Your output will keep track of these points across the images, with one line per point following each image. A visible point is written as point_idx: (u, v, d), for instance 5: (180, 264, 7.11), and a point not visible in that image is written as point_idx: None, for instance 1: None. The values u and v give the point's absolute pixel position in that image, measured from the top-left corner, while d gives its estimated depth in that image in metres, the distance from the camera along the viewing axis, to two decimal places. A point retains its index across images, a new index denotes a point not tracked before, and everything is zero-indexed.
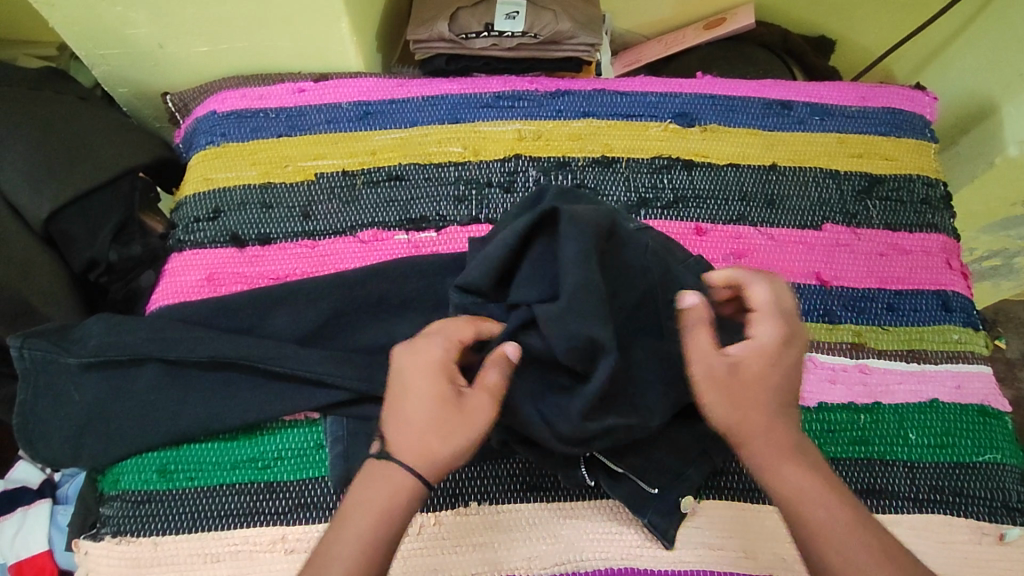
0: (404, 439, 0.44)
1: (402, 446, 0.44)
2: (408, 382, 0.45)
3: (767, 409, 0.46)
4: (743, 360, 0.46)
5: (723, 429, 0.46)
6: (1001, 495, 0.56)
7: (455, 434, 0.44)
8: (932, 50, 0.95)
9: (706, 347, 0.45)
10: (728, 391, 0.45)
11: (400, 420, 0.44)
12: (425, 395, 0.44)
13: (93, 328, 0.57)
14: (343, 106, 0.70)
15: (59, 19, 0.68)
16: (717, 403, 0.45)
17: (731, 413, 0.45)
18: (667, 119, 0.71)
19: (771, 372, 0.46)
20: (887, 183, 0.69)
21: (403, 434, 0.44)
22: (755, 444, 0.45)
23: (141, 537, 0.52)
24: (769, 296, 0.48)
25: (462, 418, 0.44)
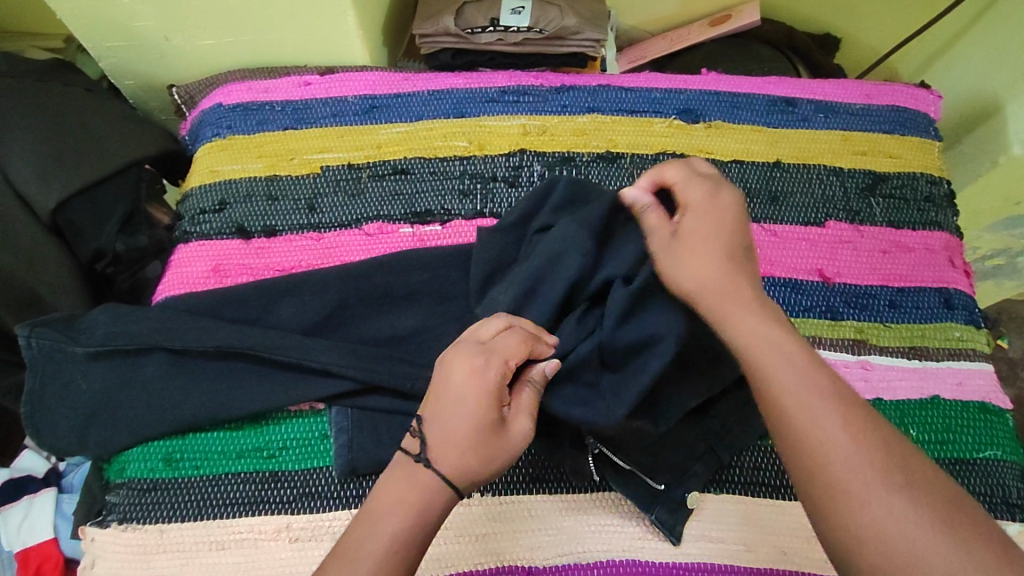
0: (451, 453, 0.43)
1: (447, 460, 0.43)
2: (459, 394, 0.44)
3: (726, 267, 0.48)
4: (684, 224, 0.50)
5: (694, 292, 0.47)
6: (1001, 491, 0.57)
7: (499, 455, 0.44)
8: (937, 49, 0.95)
9: (669, 251, 0.49)
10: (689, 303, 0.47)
11: (447, 431, 0.44)
12: (477, 413, 0.44)
13: (100, 318, 0.57)
14: (349, 100, 0.71)
15: (66, 10, 0.68)
16: (676, 269, 0.48)
17: (701, 272, 0.47)
18: (671, 115, 0.71)
19: (710, 229, 0.49)
20: (890, 180, 0.70)
21: (450, 449, 0.43)
22: (728, 309, 0.46)
23: (146, 525, 0.53)
24: (706, 197, 0.51)
25: (509, 440, 0.44)
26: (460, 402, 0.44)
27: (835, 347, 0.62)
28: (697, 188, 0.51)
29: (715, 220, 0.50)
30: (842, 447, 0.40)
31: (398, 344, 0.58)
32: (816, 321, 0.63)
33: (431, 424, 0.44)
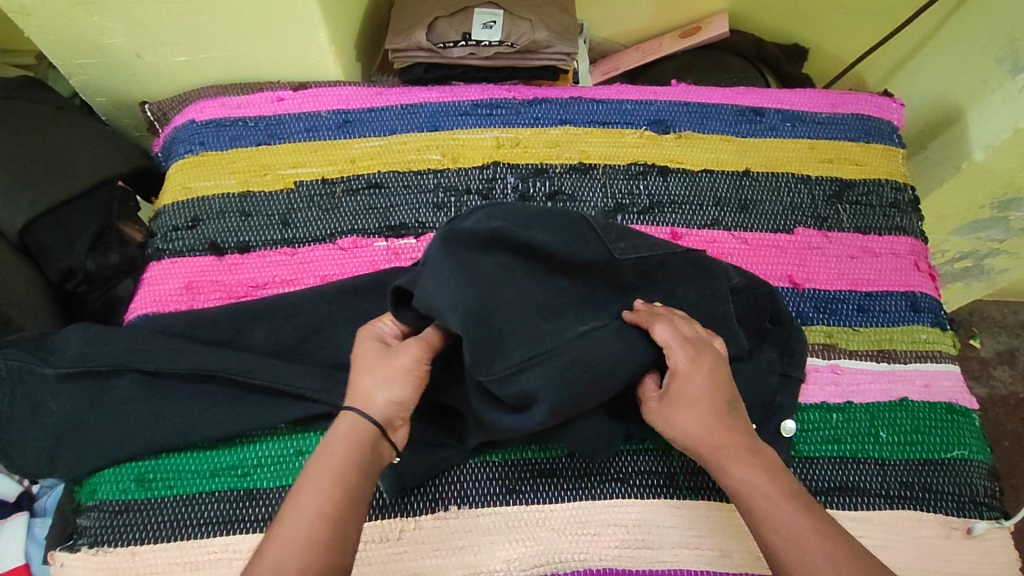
0: (359, 402, 0.47)
1: (357, 406, 0.47)
2: (364, 353, 0.50)
3: (716, 422, 0.48)
4: (673, 387, 0.50)
5: (687, 445, 0.49)
6: (969, 490, 0.58)
7: (391, 389, 0.47)
8: (901, 58, 0.98)
9: (671, 409, 0.50)
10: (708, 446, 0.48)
11: (360, 380, 0.48)
12: (371, 355, 0.49)
13: (71, 339, 0.57)
14: (322, 114, 0.71)
15: (34, 29, 0.68)
16: (669, 429, 0.50)
17: (692, 432, 0.49)
18: (643, 126, 0.72)
19: (695, 388, 0.49)
20: (856, 187, 0.71)
21: (359, 398, 0.47)
22: (716, 450, 0.48)
23: (118, 547, 0.52)
24: (693, 357, 0.49)
25: (413, 370, 0.48)
26: (370, 353, 0.49)
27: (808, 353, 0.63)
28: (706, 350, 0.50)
29: (696, 379, 0.49)
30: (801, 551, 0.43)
31: None
32: None
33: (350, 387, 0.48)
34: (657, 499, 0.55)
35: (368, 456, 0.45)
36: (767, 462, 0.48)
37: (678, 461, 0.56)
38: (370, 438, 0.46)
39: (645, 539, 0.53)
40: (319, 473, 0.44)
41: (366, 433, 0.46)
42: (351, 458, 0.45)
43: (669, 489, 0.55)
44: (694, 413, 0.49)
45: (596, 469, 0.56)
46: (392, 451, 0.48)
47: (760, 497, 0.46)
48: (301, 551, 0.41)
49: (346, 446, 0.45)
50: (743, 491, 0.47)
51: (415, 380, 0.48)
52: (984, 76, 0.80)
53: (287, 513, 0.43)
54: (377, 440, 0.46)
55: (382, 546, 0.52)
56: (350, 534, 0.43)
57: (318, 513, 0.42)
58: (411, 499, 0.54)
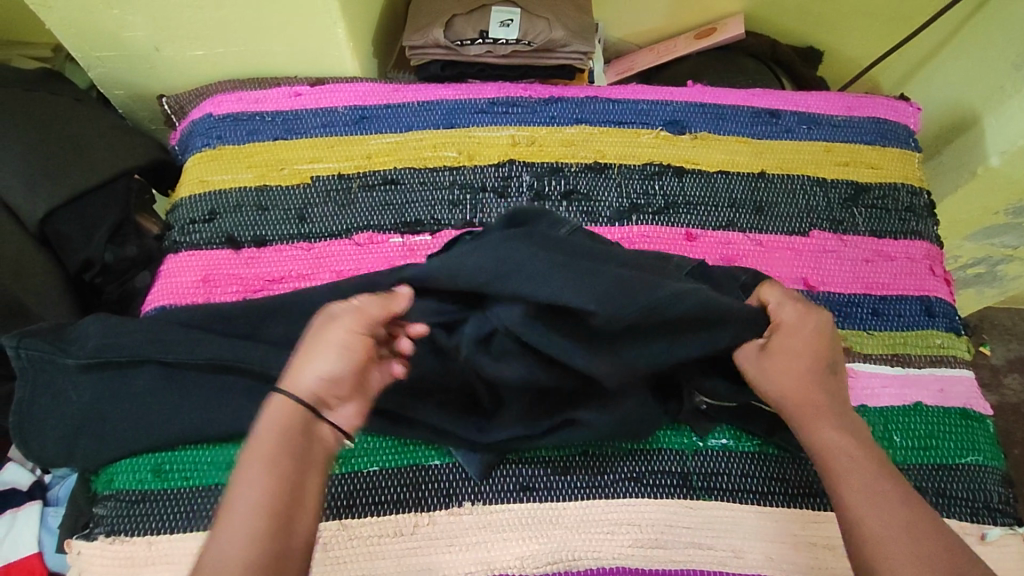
0: (294, 377, 0.44)
1: (292, 385, 0.44)
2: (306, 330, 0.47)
3: (810, 377, 0.49)
4: (771, 341, 0.50)
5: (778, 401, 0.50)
6: (983, 496, 0.58)
7: (325, 359, 0.44)
8: (917, 62, 0.97)
9: (779, 364, 0.50)
10: (799, 398, 0.49)
11: (295, 356, 0.45)
12: (313, 329, 0.46)
13: (90, 329, 0.57)
14: (339, 110, 0.71)
15: (55, 21, 0.68)
16: (762, 379, 0.50)
17: (787, 387, 0.49)
18: (658, 127, 0.72)
19: (796, 343, 0.50)
20: (872, 191, 0.71)
21: (296, 374, 0.44)
22: (806, 407, 0.49)
23: (134, 537, 0.53)
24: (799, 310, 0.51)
25: (348, 338, 0.45)
26: (310, 329, 0.47)
27: None
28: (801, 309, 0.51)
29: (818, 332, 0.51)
30: (875, 505, 0.44)
31: None
32: None
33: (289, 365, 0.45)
34: (670, 499, 0.55)
35: (301, 439, 0.43)
36: (854, 427, 0.49)
37: (691, 461, 0.56)
38: (306, 422, 0.43)
39: (658, 539, 0.53)
40: (250, 463, 0.41)
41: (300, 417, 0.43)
42: (280, 442, 0.42)
43: (683, 489, 0.55)
44: (796, 367, 0.50)
45: (610, 468, 0.56)
46: (336, 432, 0.44)
47: (847, 459, 0.46)
48: (237, 547, 0.38)
49: (277, 433, 0.42)
50: (830, 448, 0.47)
51: (351, 352, 0.45)
52: (1001, 81, 0.80)
53: (224, 512, 0.40)
54: (313, 421, 0.43)
55: (397, 540, 0.52)
56: (296, 519, 0.41)
57: (256, 504, 0.40)
58: (426, 494, 0.54)
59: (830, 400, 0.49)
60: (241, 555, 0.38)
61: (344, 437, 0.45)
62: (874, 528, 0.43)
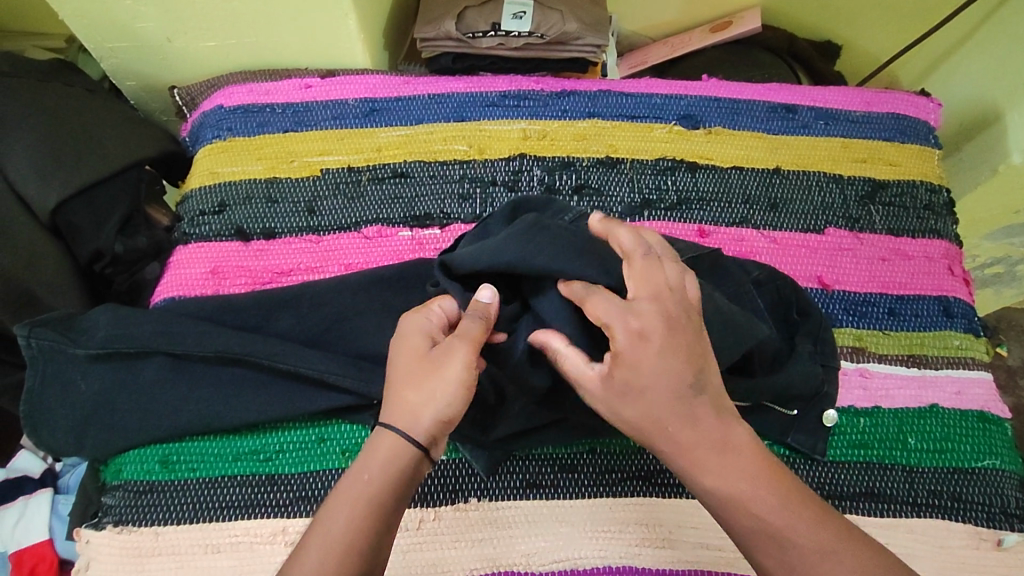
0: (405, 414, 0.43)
1: (399, 417, 0.43)
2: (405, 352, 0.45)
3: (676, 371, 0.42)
4: (617, 370, 0.42)
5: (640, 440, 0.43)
6: (999, 501, 0.57)
7: (444, 398, 0.43)
8: (938, 57, 0.95)
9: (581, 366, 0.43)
10: (624, 407, 0.42)
11: (401, 386, 0.44)
12: (418, 358, 0.44)
13: (100, 320, 0.57)
14: (349, 103, 0.71)
15: (67, 11, 0.68)
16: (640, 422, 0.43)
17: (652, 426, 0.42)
18: (672, 121, 0.71)
19: (652, 373, 0.41)
20: (890, 188, 0.70)
21: (404, 408, 0.43)
22: (687, 452, 0.42)
23: (142, 527, 0.53)
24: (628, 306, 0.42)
25: (466, 378, 0.43)
26: (414, 355, 0.45)
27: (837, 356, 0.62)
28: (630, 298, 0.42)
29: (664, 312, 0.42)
30: (801, 555, 0.41)
31: None
32: None
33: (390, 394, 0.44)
34: (678, 499, 0.54)
35: (406, 479, 0.43)
36: (742, 455, 0.43)
37: None
38: (413, 459, 0.43)
39: (665, 539, 0.53)
40: (350, 498, 0.41)
41: (409, 456, 0.43)
42: (386, 482, 0.42)
43: (691, 489, 0.55)
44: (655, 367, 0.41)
45: (617, 466, 0.55)
46: (431, 466, 0.45)
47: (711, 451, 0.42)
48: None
49: (386, 467, 0.42)
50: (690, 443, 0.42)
51: (466, 391, 0.43)
52: None
53: (313, 535, 0.41)
54: (422, 460, 0.43)
55: (402, 535, 0.52)
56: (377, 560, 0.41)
57: (347, 540, 0.40)
58: (432, 490, 0.54)
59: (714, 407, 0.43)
60: None
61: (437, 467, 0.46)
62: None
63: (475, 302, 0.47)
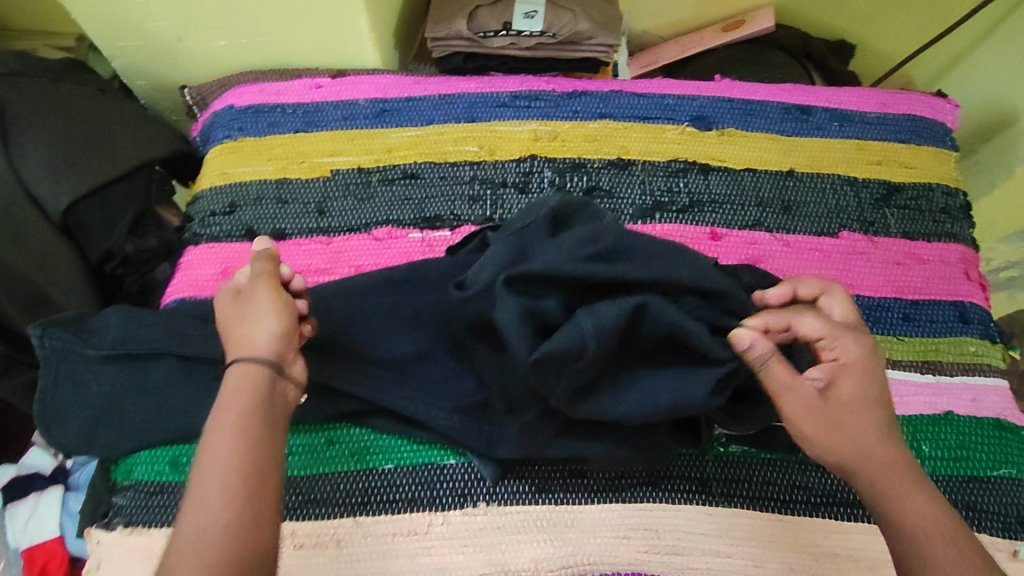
0: (232, 347, 0.45)
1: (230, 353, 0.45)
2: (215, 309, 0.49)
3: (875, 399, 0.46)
4: (836, 387, 0.46)
5: (851, 459, 0.45)
6: (1015, 510, 0.56)
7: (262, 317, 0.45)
8: (954, 57, 0.94)
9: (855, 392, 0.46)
10: (836, 420, 0.45)
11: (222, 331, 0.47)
12: (223, 304, 0.48)
13: (111, 320, 0.57)
14: (360, 103, 0.70)
15: (79, 10, 0.68)
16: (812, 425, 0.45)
17: (846, 439, 0.45)
18: (684, 122, 0.71)
19: (863, 391, 0.46)
20: (905, 191, 0.69)
21: (230, 344, 0.45)
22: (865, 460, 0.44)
23: (152, 527, 0.53)
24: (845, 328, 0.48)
25: (279, 300, 0.46)
26: (220, 304, 0.48)
27: None
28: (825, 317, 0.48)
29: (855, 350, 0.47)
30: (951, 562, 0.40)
31: (404, 368, 0.55)
32: None
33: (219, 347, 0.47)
34: (689, 505, 0.54)
35: (270, 402, 0.43)
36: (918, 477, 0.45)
37: (712, 467, 0.55)
38: (261, 382, 0.43)
39: (675, 545, 0.52)
40: (219, 434, 0.41)
41: (249, 378, 0.43)
42: (242, 409, 0.42)
43: (702, 496, 0.54)
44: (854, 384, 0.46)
45: (627, 472, 0.55)
46: (292, 388, 0.45)
47: (893, 468, 0.44)
48: (207, 518, 0.38)
49: (232, 402, 0.42)
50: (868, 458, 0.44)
51: (282, 307, 0.46)
52: None
53: (196, 477, 0.40)
54: (277, 378, 0.44)
55: (411, 539, 0.52)
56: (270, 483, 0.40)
57: (227, 471, 0.39)
58: (440, 494, 0.53)
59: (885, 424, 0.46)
60: (220, 523, 0.38)
61: (301, 389, 0.46)
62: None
63: (251, 251, 0.50)
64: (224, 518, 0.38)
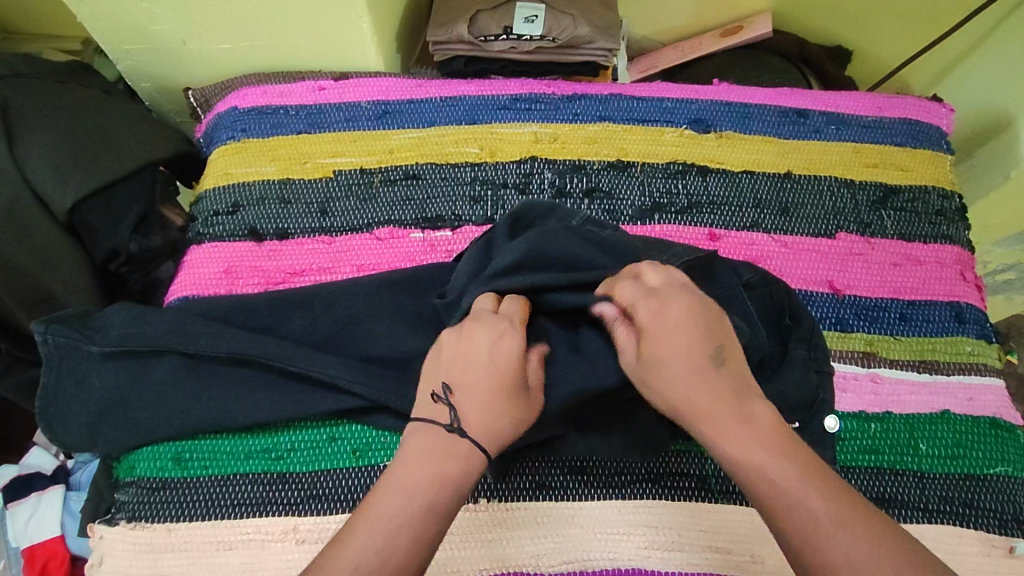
0: (483, 424, 0.43)
1: (477, 430, 0.43)
2: (477, 354, 0.45)
3: (694, 355, 0.43)
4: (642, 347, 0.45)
5: (674, 411, 0.43)
6: (1012, 508, 0.56)
7: (522, 418, 0.45)
8: (949, 63, 0.95)
9: (666, 346, 0.44)
10: (653, 378, 0.44)
11: (477, 399, 0.43)
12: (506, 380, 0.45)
13: (115, 318, 0.58)
14: (362, 105, 0.71)
15: (86, 13, 0.69)
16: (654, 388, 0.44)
17: (683, 397, 0.43)
18: (683, 125, 0.71)
19: (670, 345, 0.44)
20: (902, 194, 0.69)
21: (482, 418, 0.43)
22: (704, 415, 0.42)
23: (154, 523, 0.53)
24: (671, 283, 0.46)
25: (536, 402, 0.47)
26: (490, 355, 0.45)
27: (847, 361, 0.61)
28: (663, 277, 0.47)
29: (670, 309, 0.44)
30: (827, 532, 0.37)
31: (405, 366, 0.56)
32: (834, 334, 0.63)
33: (460, 394, 0.44)
34: (688, 502, 0.54)
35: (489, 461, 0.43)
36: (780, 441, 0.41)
37: (710, 464, 0.55)
38: (470, 484, 0.42)
39: (674, 542, 0.53)
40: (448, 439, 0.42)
41: (471, 477, 0.41)
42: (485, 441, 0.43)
43: (700, 493, 0.55)
44: (663, 343, 0.44)
45: (627, 469, 0.55)
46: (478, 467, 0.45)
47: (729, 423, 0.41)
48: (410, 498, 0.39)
49: (444, 479, 0.40)
50: (706, 414, 0.42)
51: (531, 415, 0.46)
52: None
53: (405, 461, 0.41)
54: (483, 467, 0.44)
55: None
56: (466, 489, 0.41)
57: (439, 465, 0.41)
58: None
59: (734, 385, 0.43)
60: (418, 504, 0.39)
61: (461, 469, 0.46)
62: (826, 550, 0.36)
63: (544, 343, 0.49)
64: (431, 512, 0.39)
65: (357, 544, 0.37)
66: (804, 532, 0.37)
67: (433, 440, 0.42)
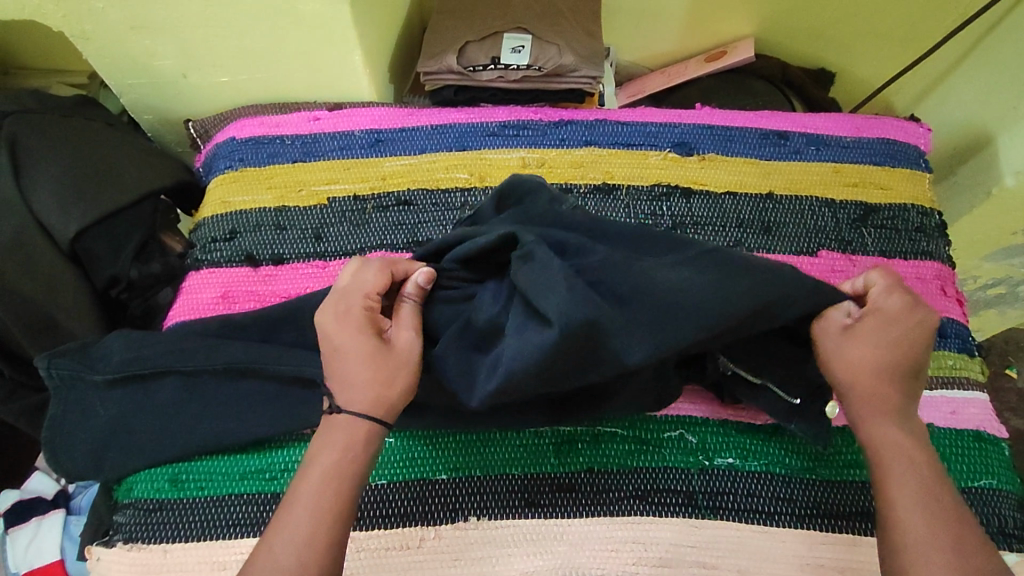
0: (357, 393, 0.48)
1: (357, 402, 0.48)
2: (337, 343, 0.50)
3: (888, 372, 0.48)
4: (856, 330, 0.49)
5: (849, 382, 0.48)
6: (998, 520, 0.57)
7: (399, 375, 0.49)
8: (930, 83, 0.98)
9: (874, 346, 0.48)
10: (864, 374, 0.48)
11: (345, 379, 0.49)
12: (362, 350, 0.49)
13: (115, 344, 0.59)
14: (356, 134, 0.74)
15: (91, 51, 0.72)
16: (834, 357, 0.49)
17: (856, 380, 0.48)
18: (666, 148, 0.74)
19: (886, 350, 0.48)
20: (882, 212, 0.71)
21: (358, 392, 0.48)
22: (870, 404, 0.48)
23: (151, 544, 0.54)
24: (907, 305, 0.49)
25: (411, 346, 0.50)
26: (340, 339, 0.50)
27: None
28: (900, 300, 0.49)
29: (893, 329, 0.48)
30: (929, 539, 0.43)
31: None
32: None
33: (337, 383, 0.49)
34: (675, 518, 0.55)
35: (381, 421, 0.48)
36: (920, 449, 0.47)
37: (697, 480, 0.56)
38: (368, 441, 0.48)
39: (661, 558, 0.54)
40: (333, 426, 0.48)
41: (362, 436, 0.48)
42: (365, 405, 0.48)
43: (688, 509, 0.55)
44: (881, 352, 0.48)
45: (614, 485, 0.56)
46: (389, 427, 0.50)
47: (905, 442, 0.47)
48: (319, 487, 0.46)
49: (342, 455, 0.47)
50: (885, 436, 0.48)
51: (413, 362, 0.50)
52: (1015, 102, 0.81)
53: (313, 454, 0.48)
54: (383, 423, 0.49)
55: (403, 553, 0.53)
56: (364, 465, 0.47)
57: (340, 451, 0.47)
58: (432, 508, 0.55)
59: (904, 402, 0.48)
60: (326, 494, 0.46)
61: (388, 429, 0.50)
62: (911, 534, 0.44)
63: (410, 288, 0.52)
64: (334, 495, 0.46)
65: (285, 526, 0.44)
66: (902, 531, 0.44)
67: (327, 429, 0.48)
